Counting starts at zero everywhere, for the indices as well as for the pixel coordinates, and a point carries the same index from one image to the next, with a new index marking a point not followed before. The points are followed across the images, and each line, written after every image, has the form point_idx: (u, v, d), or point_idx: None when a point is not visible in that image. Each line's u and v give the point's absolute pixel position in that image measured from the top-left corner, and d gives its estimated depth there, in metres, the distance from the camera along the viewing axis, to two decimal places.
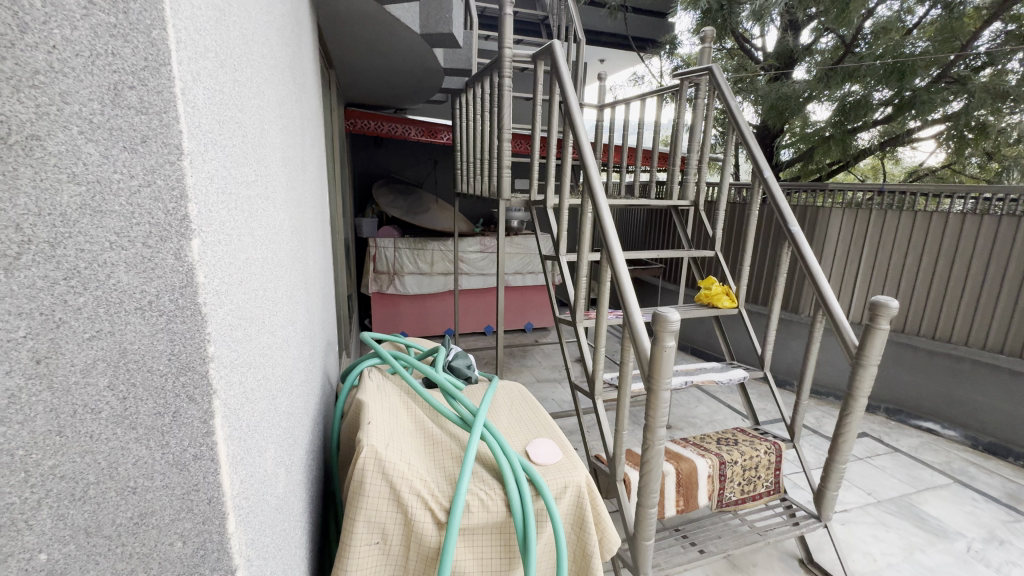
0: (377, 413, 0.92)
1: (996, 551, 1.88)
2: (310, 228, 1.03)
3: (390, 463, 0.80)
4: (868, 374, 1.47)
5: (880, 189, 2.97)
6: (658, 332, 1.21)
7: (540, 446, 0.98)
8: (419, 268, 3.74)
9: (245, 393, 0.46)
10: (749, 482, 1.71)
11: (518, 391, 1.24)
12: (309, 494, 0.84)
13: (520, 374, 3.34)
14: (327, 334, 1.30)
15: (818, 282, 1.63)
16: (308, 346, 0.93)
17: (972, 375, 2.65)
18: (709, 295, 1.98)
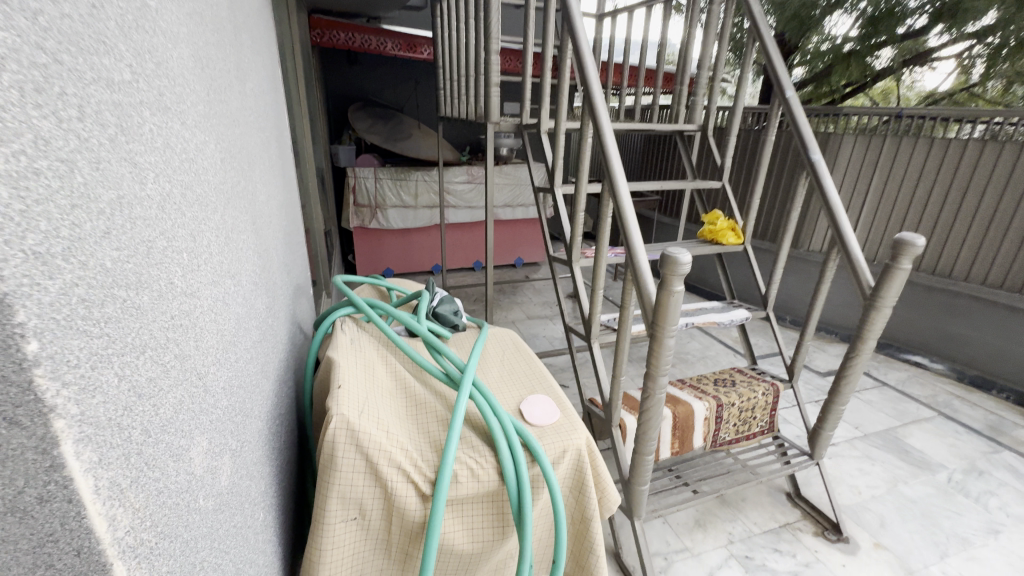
0: (348, 374, 0.80)
1: (976, 482, 1.93)
2: (258, 156, 0.85)
3: (364, 434, 0.70)
4: (881, 316, 1.38)
5: (897, 113, 2.77)
6: (666, 275, 1.07)
7: (535, 405, 0.88)
8: (403, 200, 3.52)
9: (134, 389, 0.33)
10: (744, 422, 1.68)
11: (510, 339, 1.13)
12: (274, 467, 0.73)
13: (511, 311, 3.26)
14: (295, 278, 1.16)
15: (836, 216, 1.49)
16: (264, 298, 0.79)
17: (966, 310, 2.62)
18: (713, 231, 1.84)
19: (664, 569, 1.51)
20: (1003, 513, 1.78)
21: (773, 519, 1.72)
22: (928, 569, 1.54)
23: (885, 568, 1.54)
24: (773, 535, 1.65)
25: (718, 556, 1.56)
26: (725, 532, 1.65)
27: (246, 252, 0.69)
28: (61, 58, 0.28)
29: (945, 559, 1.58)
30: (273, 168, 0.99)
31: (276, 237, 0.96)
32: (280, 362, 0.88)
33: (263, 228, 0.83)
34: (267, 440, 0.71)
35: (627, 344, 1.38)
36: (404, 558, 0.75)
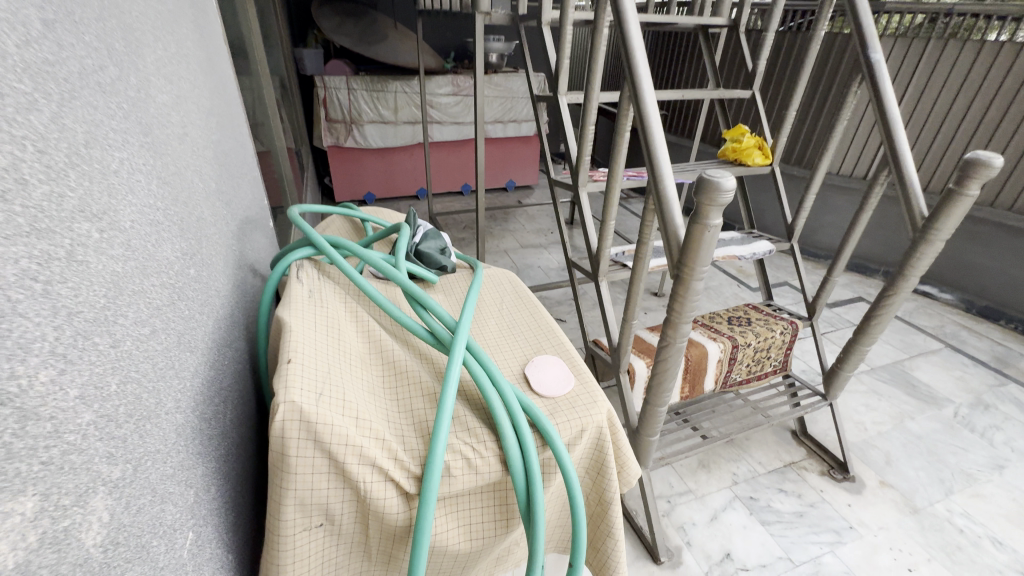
0: (304, 341, 0.61)
1: (981, 416, 1.89)
2: (148, 36, 0.59)
3: (325, 425, 0.52)
4: (931, 250, 1.21)
5: (947, 10, 2.40)
6: (702, 204, 0.87)
7: (545, 366, 0.72)
8: (381, 115, 3.15)
9: None
10: (758, 362, 1.56)
11: (509, 283, 0.94)
12: (211, 463, 0.57)
13: (503, 240, 3.05)
14: (241, 210, 0.93)
15: (892, 131, 1.26)
16: (178, 245, 0.57)
17: (988, 238, 2.47)
18: (736, 149, 1.60)
19: (667, 512, 1.46)
20: (1008, 447, 1.75)
21: (778, 458, 1.67)
22: (932, 507, 1.52)
23: (889, 508, 1.51)
24: (778, 475, 1.61)
25: (722, 498, 1.51)
26: (730, 472, 1.60)
27: (127, 184, 0.46)
28: None
29: (950, 496, 1.55)
30: (185, 60, 0.73)
31: (201, 159, 0.72)
32: (217, 325, 0.68)
33: (168, 144, 0.59)
34: (195, 432, 0.54)
35: (640, 285, 1.20)
36: (387, 560, 0.61)
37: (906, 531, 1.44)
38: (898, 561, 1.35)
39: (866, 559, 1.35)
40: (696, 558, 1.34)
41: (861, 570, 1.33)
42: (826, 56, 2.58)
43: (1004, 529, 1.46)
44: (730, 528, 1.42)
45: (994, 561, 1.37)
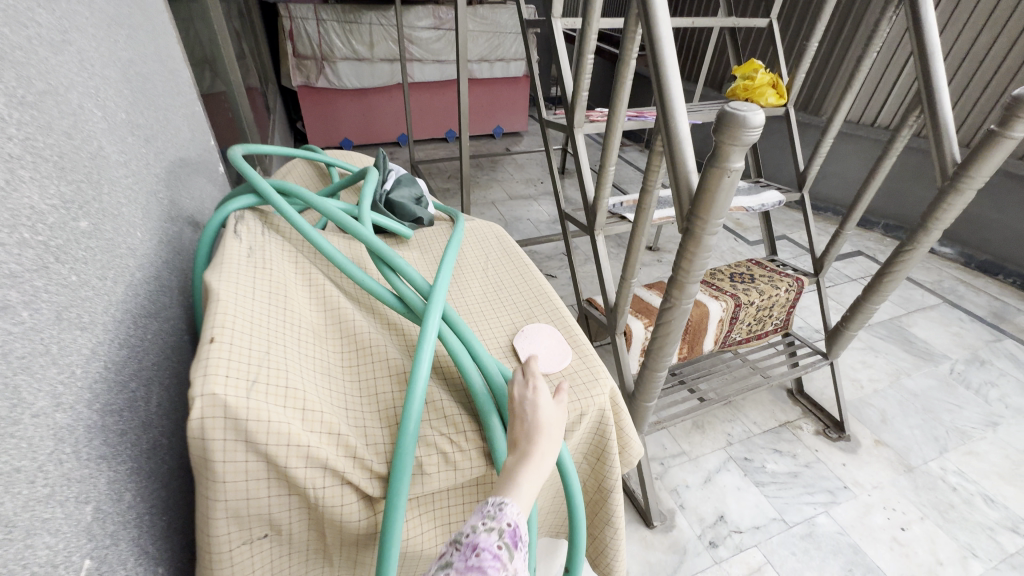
0: (235, 311, 0.48)
1: (977, 372, 1.86)
2: None
3: (258, 422, 0.41)
4: (961, 199, 1.10)
5: None
6: (722, 143, 0.73)
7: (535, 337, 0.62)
8: (354, 51, 2.87)
9: None
10: (760, 322, 1.48)
11: (494, 237, 0.81)
12: (122, 466, 0.46)
13: (489, 190, 2.88)
14: (172, 150, 0.77)
15: (930, 62, 1.11)
16: (57, 189, 0.44)
17: (996, 189, 2.37)
18: (747, 87, 1.44)
19: (660, 475, 1.42)
20: (1003, 404, 1.73)
21: (773, 418, 1.62)
22: (926, 465, 1.49)
23: (884, 466, 1.49)
24: (773, 435, 1.57)
25: (716, 459, 1.47)
26: (725, 433, 1.55)
27: None
28: None
29: (944, 454, 1.53)
30: None
31: (101, 80, 0.57)
32: (133, 293, 0.55)
33: (31, 51, 0.44)
34: (95, 433, 0.43)
35: (641, 239, 1.08)
36: (352, 566, 0.52)
37: (900, 489, 1.42)
38: (891, 520, 1.34)
39: (860, 519, 1.33)
40: (688, 521, 1.30)
41: (855, 530, 1.31)
42: None
43: (996, 486, 1.44)
44: (724, 490, 1.39)
45: (986, 519, 1.36)
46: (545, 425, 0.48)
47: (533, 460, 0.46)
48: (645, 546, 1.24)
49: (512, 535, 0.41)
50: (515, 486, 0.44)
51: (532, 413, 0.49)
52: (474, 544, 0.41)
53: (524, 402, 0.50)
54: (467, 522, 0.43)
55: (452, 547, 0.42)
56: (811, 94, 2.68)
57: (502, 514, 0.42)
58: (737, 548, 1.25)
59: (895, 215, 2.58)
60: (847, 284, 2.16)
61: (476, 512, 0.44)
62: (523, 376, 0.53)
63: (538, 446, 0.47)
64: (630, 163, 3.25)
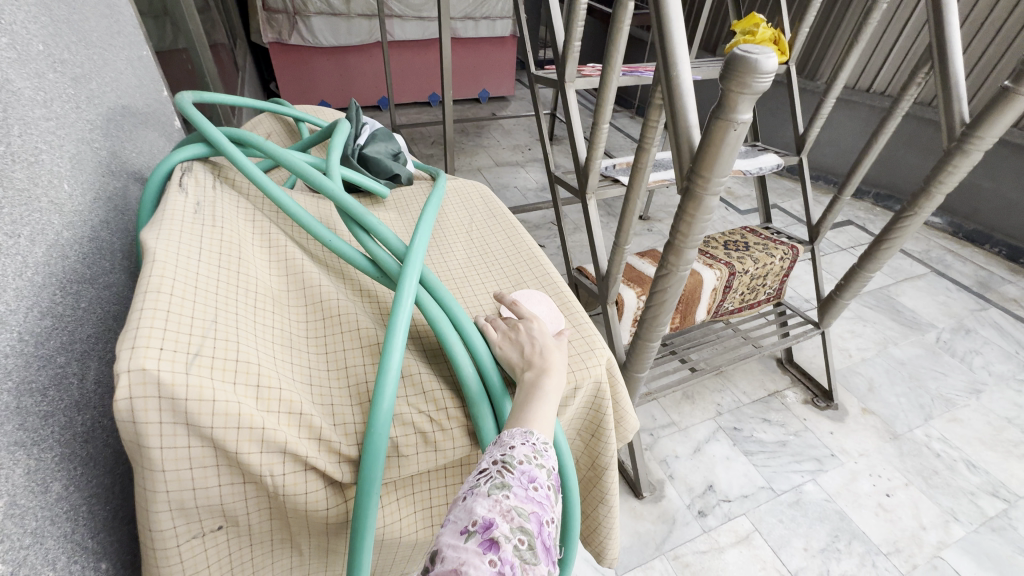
0: (176, 274, 0.42)
1: (962, 340, 1.87)
2: None
3: (201, 402, 0.35)
4: (968, 161, 1.05)
5: None
6: (730, 92, 0.66)
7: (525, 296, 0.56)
8: (329, 5, 2.68)
9: None
10: (753, 291, 1.44)
11: (480, 196, 0.74)
12: (49, 454, 0.40)
13: (475, 157, 2.77)
14: (111, 94, 0.68)
15: (944, 11, 1.04)
16: None
17: (989, 157, 2.34)
18: (747, 43, 1.36)
19: (650, 445, 1.40)
20: (986, 371, 1.74)
21: (763, 387, 1.61)
22: (912, 432, 1.50)
23: (871, 434, 1.49)
24: (762, 404, 1.56)
25: (706, 429, 1.46)
26: (714, 403, 1.54)
27: None
28: None
29: (929, 421, 1.54)
30: None
31: (6, 0, 0.48)
32: (60, 255, 0.48)
33: None
34: (8, 416, 0.36)
35: (636, 203, 1.02)
36: (323, 555, 0.48)
37: (886, 456, 1.43)
38: (877, 486, 1.34)
39: (846, 485, 1.34)
40: (678, 490, 1.29)
41: (841, 497, 1.31)
42: None
43: (979, 452, 1.46)
44: (713, 460, 1.38)
45: (968, 484, 1.37)
46: (554, 346, 0.50)
47: (552, 374, 0.47)
48: (634, 516, 1.23)
49: (554, 477, 0.41)
50: (544, 396, 0.45)
51: (539, 338, 0.50)
52: (530, 476, 0.39)
53: (529, 329, 0.50)
54: (514, 447, 0.40)
55: (501, 469, 0.38)
56: (809, 58, 2.60)
57: (549, 456, 0.41)
58: (726, 517, 1.24)
59: (887, 184, 2.55)
60: (837, 254, 2.14)
61: (523, 439, 0.41)
62: (516, 315, 0.52)
63: (553, 364, 0.48)
64: (621, 130, 3.15)
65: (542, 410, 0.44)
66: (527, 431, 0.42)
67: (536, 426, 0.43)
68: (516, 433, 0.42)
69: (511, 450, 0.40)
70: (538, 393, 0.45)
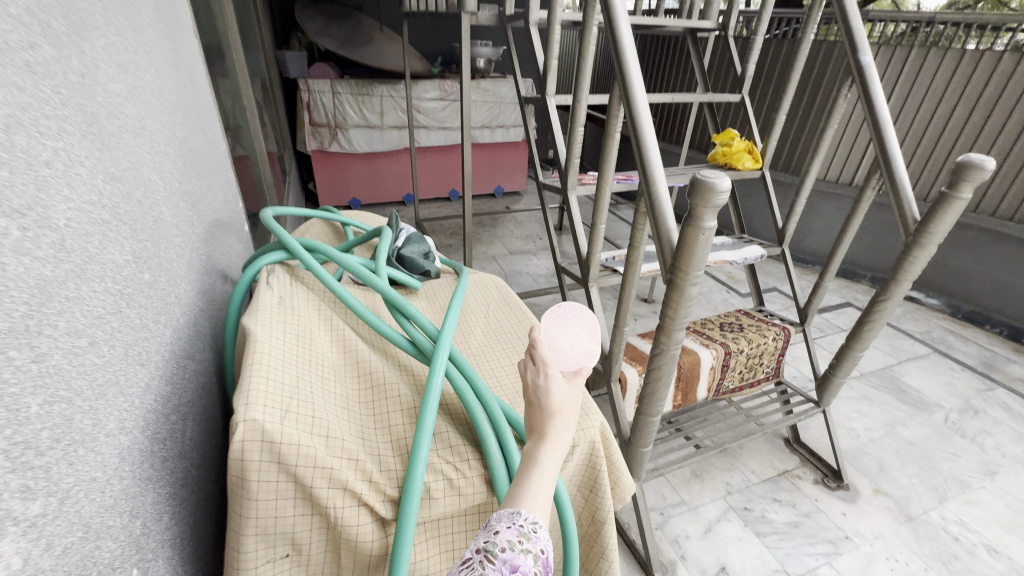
0: (270, 352, 0.55)
1: (972, 421, 1.88)
2: (99, 18, 0.53)
3: (290, 446, 0.47)
4: (925, 255, 1.19)
5: (930, 19, 2.46)
6: (696, 206, 0.83)
7: (559, 310, 0.68)
8: (366, 119, 3.10)
9: None
10: (751, 370, 1.53)
11: (496, 288, 0.90)
12: (163, 489, 0.51)
13: (491, 246, 3.01)
14: (210, 212, 0.87)
15: (883, 133, 1.24)
16: (128, 245, 0.52)
17: (975, 243, 2.50)
18: (726, 153, 1.58)
19: (661, 525, 1.42)
20: (999, 452, 1.74)
21: (772, 467, 1.64)
22: (927, 514, 1.49)
23: (885, 516, 1.48)
24: (772, 484, 1.57)
25: (716, 509, 1.47)
26: (724, 482, 1.56)
27: (62, 179, 0.41)
28: None
29: (944, 503, 1.53)
30: (146, 47, 0.67)
31: (164, 156, 0.67)
32: (177, 335, 0.63)
33: (120, 137, 0.54)
34: (145, 456, 0.48)
35: (631, 291, 1.16)
36: None
37: (902, 539, 1.41)
38: (895, 571, 1.32)
39: (863, 570, 1.32)
40: (690, 572, 1.30)
41: None
42: (811, 61, 2.61)
43: (999, 537, 1.44)
44: (725, 540, 1.38)
45: (991, 570, 1.34)
46: (557, 412, 0.53)
47: (548, 444, 0.50)
48: None
49: (543, 563, 0.41)
50: (538, 465, 0.48)
51: (545, 399, 0.54)
52: (512, 564, 0.39)
53: (538, 389, 0.55)
54: (498, 532, 0.41)
55: (482, 558, 0.39)
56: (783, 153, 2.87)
57: (536, 538, 0.41)
58: None
59: (881, 269, 2.69)
60: (837, 334, 2.23)
61: (508, 523, 0.42)
62: (533, 361, 0.57)
63: (553, 431, 0.51)
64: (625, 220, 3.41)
65: (531, 489, 0.45)
66: (515, 511, 0.43)
67: (524, 505, 0.44)
68: (503, 516, 0.43)
69: (494, 537, 0.41)
70: (533, 462, 0.48)
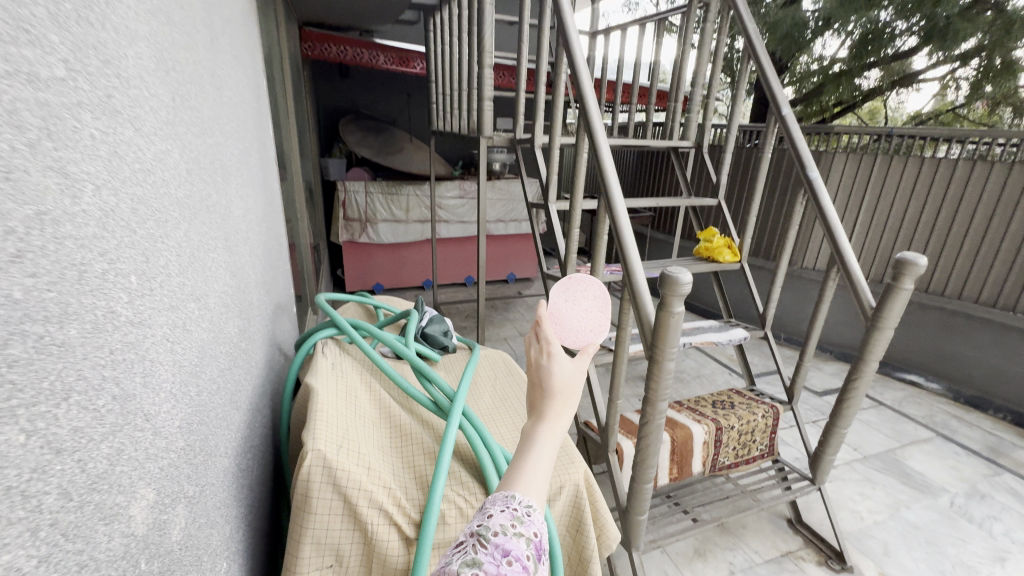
0: (329, 403, 0.74)
1: (978, 506, 1.88)
2: (234, 166, 0.79)
3: (343, 471, 0.63)
4: (884, 338, 1.34)
5: (887, 132, 2.82)
6: (665, 294, 1.02)
7: (567, 283, 0.80)
8: (393, 214, 3.48)
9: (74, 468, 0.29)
10: (744, 446, 1.62)
11: (503, 362, 1.08)
12: (239, 509, 0.66)
13: (503, 328, 3.21)
14: (276, 298, 1.09)
15: (834, 233, 1.46)
16: (236, 322, 0.73)
17: (964, 329, 2.62)
18: (708, 248, 1.81)
19: None
20: (1008, 539, 1.73)
21: (775, 547, 1.66)
22: None
23: None
24: (776, 565, 1.59)
25: None
26: (726, 561, 1.59)
27: (214, 278, 0.63)
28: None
29: None
30: (252, 179, 0.93)
31: (255, 256, 0.90)
32: (253, 391, 0.81)
33: (238, 246, 0.77)
34: (232, 477, 0.64)
35: (623, 367, 1.32)
36: None
37: None
38: None
39: None
40: None
41: None
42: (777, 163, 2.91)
43: None
44: None
45: None
46: (558, 390, 0.57)
47: (546, 422, 0.55)
48: None
49: (535, 545, 0.46)
50: (536, 446, 0.54)
51: (546, 377, 0.58)
52: (505, 547, 0.44)
53: (541, 368, 0.59)
54: (492, 518, 0.46)
55: (476, 543, 0.44)
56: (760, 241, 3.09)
57: (527, 522, 0.46)
58: None
59: None
60: None
61: (502, 509, 0.47)
62: (538, 340, 0.61)
63: (552, 411, 0.56)
64: None
65: (524, 478, 0.51)
66: (509, 495, 0.49)
67: (518, 491, 0.49)
68: (498, 502, 0.48)
69: (488, 523, 0.45)
70: (532, 441, 0.54)
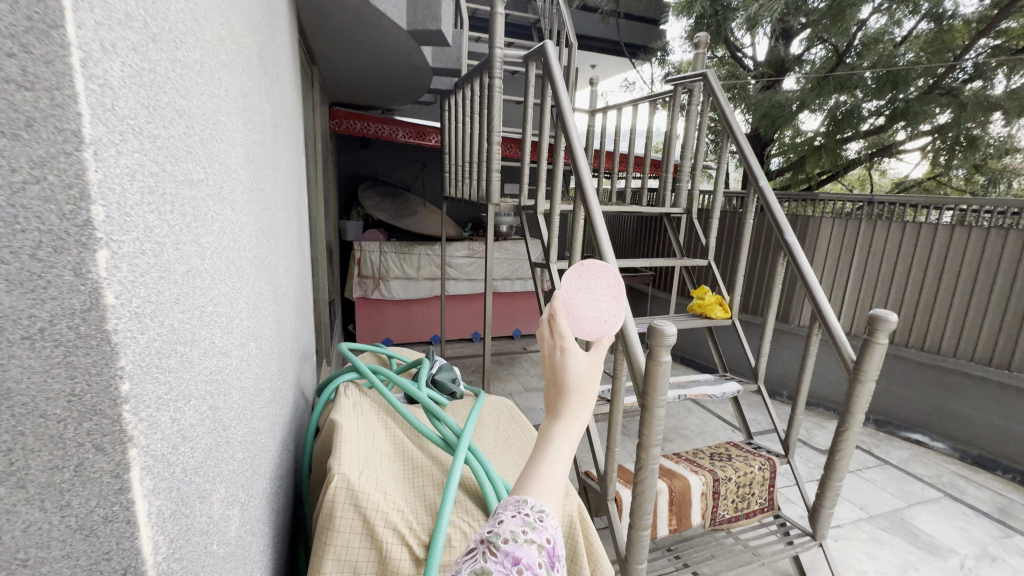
0: (351, 436, 0.84)
1: (989, 569, 1.85)
2: (282, 231, 0.95)
3: (363, 494, 0.73)
4: (866, 391, 1.42)
5: (869, 200, 3.03)
6: (653, 345, 1.13)
7: (579, 270, 0.74)
8: (405, 272, 3.66)
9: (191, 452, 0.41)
10: (743, 499, 1.65)
11: (506, 407, 1.18)
12: (270, 529, 0.75)
13: (508, 383, 3.28)
14: (303, 345, 1.22)
15: (813, 292, 1.58)
16: (276, 361, 0.85)
17: (962, 387, 2.66)
18: (701, 304, 1.92)
19: None
20: None
21: None
22: None
23: None
24: None
25: None
26: None
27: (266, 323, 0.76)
28: (179, 205, 0.40)
29: None
30: (292, 241, 1.09)
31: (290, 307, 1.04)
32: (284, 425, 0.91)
33: (280, 298, 0.91)
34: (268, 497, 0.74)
35: (619, 416, 1.40)
36: None
37: None
38: None
39: None
40: None
41: None
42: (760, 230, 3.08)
43: None
44: None
45: None
46: (573, 386, 0.60)
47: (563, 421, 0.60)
48: None
49: (546, 552, 0.51)
50: (551, 451, 0.59)
51: (562, 373, 0.61)
52: (514, 555, 0.49)
53: (557, 364, 0.61)
54: (503, 524, 0.52)
55: (487, 551, 0.49)
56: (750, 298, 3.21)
57: (537, 529, 0.52)
58: None
59: None
60: None
61: (513, 515, 0.52)
62: (552, 335, 0.61)
63: (570, 408, 0.60)
64: None
65: (537, 481, 0.56)
66: (521, 500, 0.54)
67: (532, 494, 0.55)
68: (511, 507, 0.53)
69: (499, 530, 0.51)
70: (548, 443, 0.59)
